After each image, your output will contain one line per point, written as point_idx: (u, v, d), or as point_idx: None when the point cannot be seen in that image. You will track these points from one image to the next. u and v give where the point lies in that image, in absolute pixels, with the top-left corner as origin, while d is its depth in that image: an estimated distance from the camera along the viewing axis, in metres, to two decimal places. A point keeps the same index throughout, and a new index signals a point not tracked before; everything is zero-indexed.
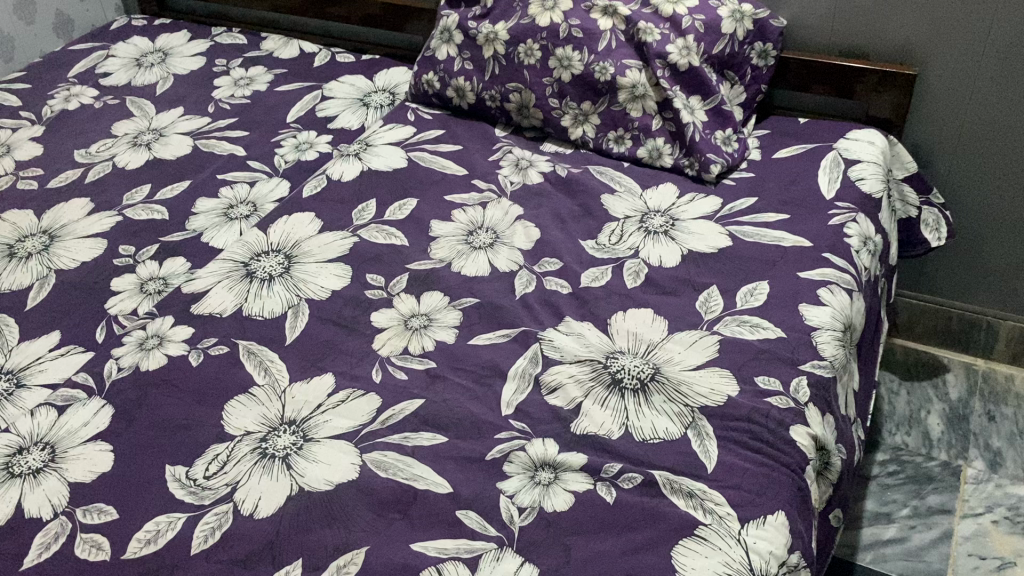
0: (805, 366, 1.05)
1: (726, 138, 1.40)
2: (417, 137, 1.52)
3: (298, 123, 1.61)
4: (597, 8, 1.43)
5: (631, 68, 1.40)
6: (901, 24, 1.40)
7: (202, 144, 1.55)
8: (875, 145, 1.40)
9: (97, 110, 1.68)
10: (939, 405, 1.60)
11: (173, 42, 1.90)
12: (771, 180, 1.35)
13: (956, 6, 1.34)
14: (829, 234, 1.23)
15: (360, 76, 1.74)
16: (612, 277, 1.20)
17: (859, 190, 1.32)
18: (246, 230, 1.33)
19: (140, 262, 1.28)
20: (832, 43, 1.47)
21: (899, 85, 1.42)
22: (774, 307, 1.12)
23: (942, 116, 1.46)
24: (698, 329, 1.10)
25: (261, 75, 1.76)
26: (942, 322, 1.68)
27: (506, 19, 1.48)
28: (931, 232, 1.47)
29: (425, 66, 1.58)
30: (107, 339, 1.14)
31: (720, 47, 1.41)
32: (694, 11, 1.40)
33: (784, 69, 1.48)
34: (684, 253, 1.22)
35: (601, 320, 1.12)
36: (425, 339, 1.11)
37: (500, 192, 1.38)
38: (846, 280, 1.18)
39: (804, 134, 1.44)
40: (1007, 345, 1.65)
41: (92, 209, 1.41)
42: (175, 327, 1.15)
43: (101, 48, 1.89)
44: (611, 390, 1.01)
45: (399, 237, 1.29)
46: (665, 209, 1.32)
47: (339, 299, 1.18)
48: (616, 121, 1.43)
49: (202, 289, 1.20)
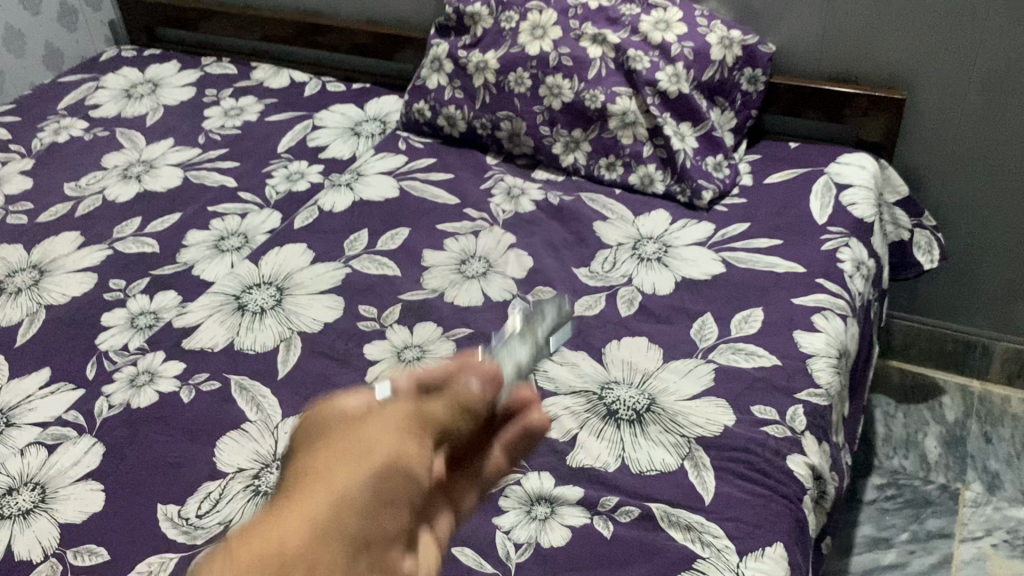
0: (801, 395, 1.04)
1: (717, 165, 1.40)
2: (409, 165, 1.52)
3: (289, 153, 1.60)
4: (586, 36, 1.43)
5: (620, 96, 1.40)
6: (890, 49, 1.41)
7: (193, 176, 1.55)
8: (867, 169, 1.40)
9: (87, 142, 1.67)
10: (935, 428, 1.60)
11: (163, 73, 1.90)
12: (764, 206, 1.35)
13: (944, 32, 1.35)
14: (822, 260, 1.23)
15: (351, 105, 1.74)
16: (605, 305, 1.19)
17: (851, 215, 1.31)
18: (237, 262, 1.32)
19: (131, 296, 1.27)
20: (821, 68, 1.48)
21: (888, 109, 1.42)
22: (769, 335, 1.11)
23: (932, 140, 1.47)
24: (693, 358, 1.09)
25: (252, 105, 1.76)
26: (937, 344, 1.68)
27: (496, 48, 1.49)
28: (924, 255, 1.47)
29: (416, 96, 1.59)
30: (97, 376, 1.13)
31: (710, 73, 1.41)
32: (683, 39, 1.41)
33: (773, 94, 1.49)
34: (677, 280, 1.22)
35: (595, 350, 1.12)
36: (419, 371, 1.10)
37: (493, 220, 1.38)
38: (840, 306, 1.17)
39: (795, 158, 1.45)
40: (1002, 366, 1.65)
41: (82, 242, 1.40)
42: (166, 362, 1.13)
43: (91, 80, 1.89)
44: (606, 421, 1.00)
45: (392, 268, 1.28)
46: (658, 235, 1.32)
47: (332, 332, 1.17)
48: (607, 148, 1.43)
49: (192, 323, 1.19)
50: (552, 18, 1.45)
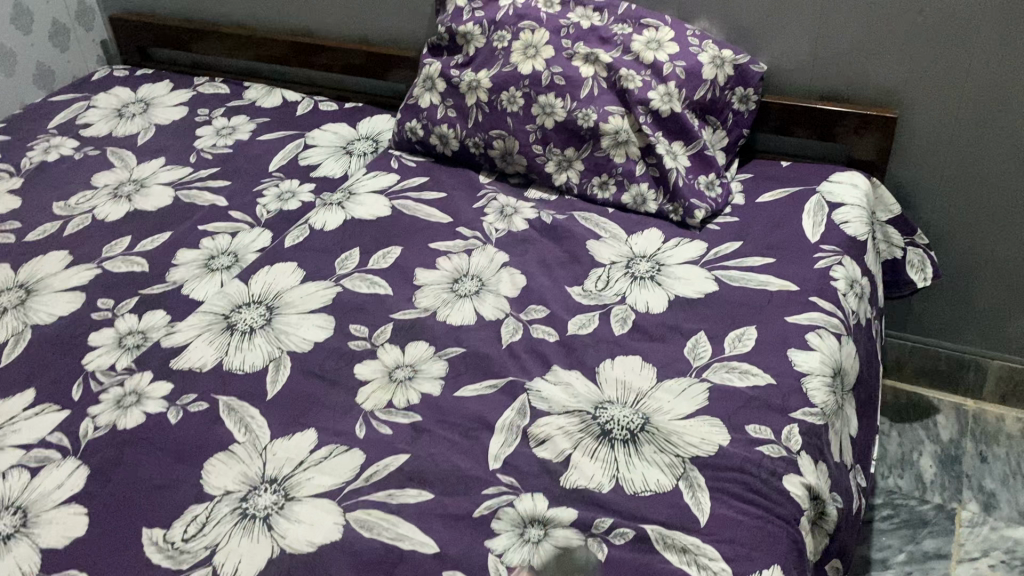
0: (796, 414, 1.03)
1: (709, 184, 1.40)
2: (401, 184, 1.52)
3: (281, 172, 1.60)
4: (579, 56, 1.44)
5: (613, 115, 1.40)
6: (883, 69, 1.41)
7: (184, 195, 1.54)
8: (859, 188, 1.40)
9: (77, 161, 1.66)
10: (930, 447, 1.59)
11: (154, 92, 1.90)
12: (757, 224, 1.35)
13: (937, 52, 1.36)
14: (815, 278, 1.23)
15: (343, 124, 1.74)
16: (599, 324, 1.18)
17: (844, 233, 1.31)
18: (227, 281, 1.31)
19: (120, 316, 1.26)
20: (813, 87, 1.48)
21: (880, 128, 1.43)
22: (763, 353, 1.11)
23: (924, 160, 1.47)
24: (687, 376, 1.08)
25: (244, 124, 1.76)
26: (932, 363, 1.68)
27: (489, 67, 1.49)
28: (917, 273, 1.47)
29: (409, 115, 1.59)
30: (83, 397, 1.12)
31: (702, 93, 1.42)
32: (675, 58, 1.41)
33: (766, 113, 1.49)
34: (671, 299, 1.21)
35: (589, 369, 1.11)
36: (410, 391, 1.09)
37: (485, 239, 1.37)
38: (834, 324, 1.17)
39: (787, 177, 1.44)
40: (996, 385, 1.65)
41: (71, 261, 1.39)
42: (153, 382, 1.12)
43: (82, 99, 1.89)
44: (600, 441, 0.99)
45: (383, 286, 1.28)
46: (651, 253, 1.32)
47: (323, 351, 1.16)
48: (599, 167, 1.43)
49: (180, 343, 1.18)
50: (545, 38, 1.45)
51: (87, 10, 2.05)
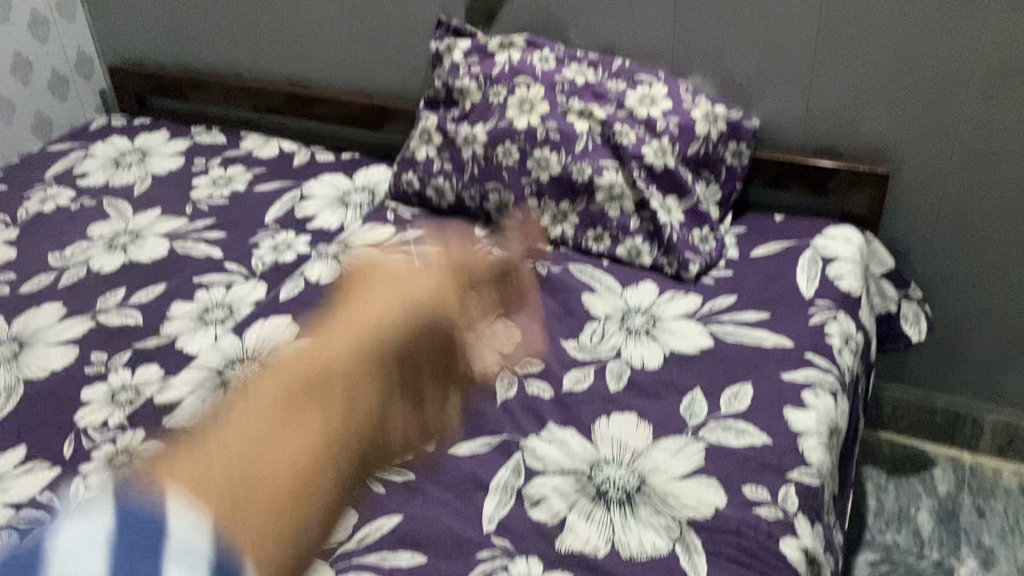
0: (793, 474, 1.02)
1: (703, 238, 1.41)
2: (397, 236, 1.52)
3: (277, 223, 1.60)
4: (573, 111, 1.46)
5: (607, 169, 1.41)
6: (873, 125, 1.43)
7: (180, 246, 1.54)
8: (852, 243, 1.41)
9: (73, 211, 1.67)
10: (927, 501, 1.58)
11: (152, 141, 1.91)
12: (751, 278, 1.36)
13: (927, 109, 1.38)
14: (810, 334, 1.23)
15: (340, 175, 1.75)
16: (594, 379, 1.18)
17: (838, 288, 1.32)
18: (221, 334, 1.30)
19: (113, 370, 1.25)
20: (804, 143, 1.50)
21: (871, 184, 1.44)
22: (759, 412, 1.10)
23: (916, 214, 1.48)
24: (683, 435, 1.08)
25: (241, 175, 1.77)
26: (928, 417, 1.67)
27: (485, 121, 1.51)
28: (912, 326, 1.47)
29: (406, 167, 1.60)
30: (75, 454, 1.11)
31: (695, 147, 1.43)
32: (669, 113, 1.43)
33: (758, 168, 1.51)
34: (666, 354, 1.21)
35: (584, 427, 1.10)
36: (403, 450, 1.08)
37: None
38: (830, 381, 1.16)
39: (781, 231, 1.45)
40: (993, 439, 1.64)
41: (65, 313, 1.38)
42: (146, 440, 1.11)
43: (80, 148, 1.90)
44: (595, 502, 0.98)
45: None
46: (646, 307, 1.32)
47: None
48: (594, 220, 1.44)
49: (174, 399, 1.17)
50: (540, 93, 1.47)
51: (86, 59, 2.07)
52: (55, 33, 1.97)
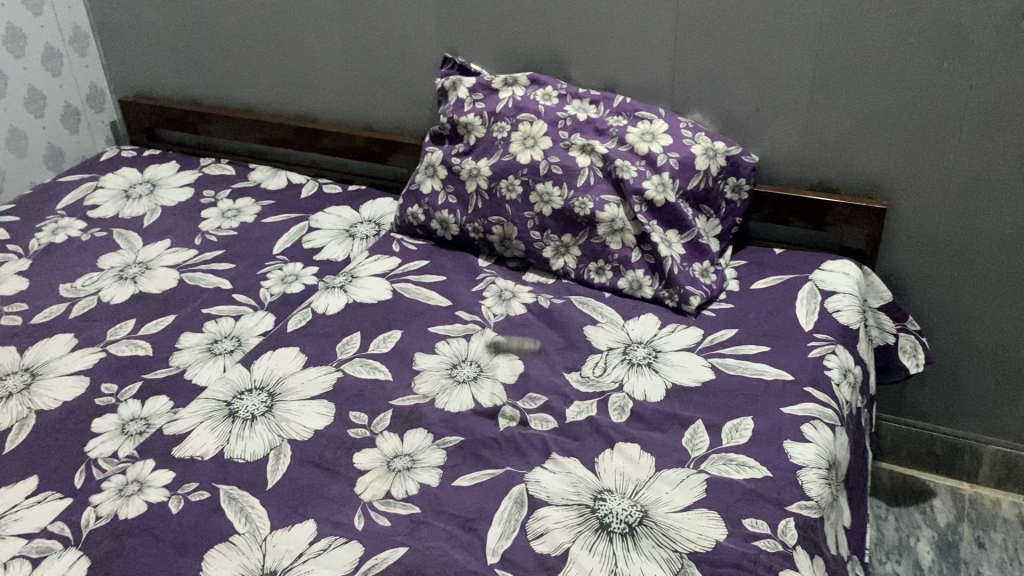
0: (792, 507, 1.04)
1: (703, 271, 1.43)
2: (402, 268, 1.55)
3: (285, 255, 1.63)
4: (575, 146, 1.49)
5: (608, 204, 1.44)
6: (869, 160, 1.46)
7: (189, 277, 1.57)
8: (851, 276, 1.43)
9: (84, 242, 1.70)
10: (927, 531, 1.59)
11: (162, 173, 1.94)
12: (751, 312, 1.38)
13: (922, 145, 1.41)
14: (809, 368, 1.25)
15: (346, 207, 1.78)
16: (597, 412, 1.20)
17: (837, 322, 1.34)
18: (230, 366, 1.33)
19: (123, 401, 1.27)
20: (802, 178, 1.53)
21: (868, 218, 1.47)
22: (759, 445, 1.12)
23: (913, 248, 1.51)
24: (685, 467, 1.09)
25: (249, 207, 1.80)
26: (926, 448, 1.70)
27: (489, 156, 1.54)
28: (909, 358, 1.49)
29: (411, 200, 1.63)
30: (85, 484, 1.12)
31: (695, 182, 1.46)
32: (669, 149, 1.46)
33: (758, 202, 1.54)
34: (668, 387, 1.23)
35: (587, 458, 1.12)
36: (408, 481, 1.10)
37: (484, 323, 1.39)
38: (828, 414, 1.18)
39: (780, 265, 1.48)
40: (991, 470, 1.66)
41: (75, 344, 1.41)
42: (155, 471, 1.13)
43: (90, 179, 1.93)
44: (598, 535, 1.00)
45: (383, 372, 1.29)
46: (648, 340, 1.34)
47: (324, 439, 1.17)
48: (596, 253, 1.46)
49: (182, 431, 1.19)
50: (542, 129, 1.51)
51: (98, 93, 2.12)
52: (68, 67, 2.02)
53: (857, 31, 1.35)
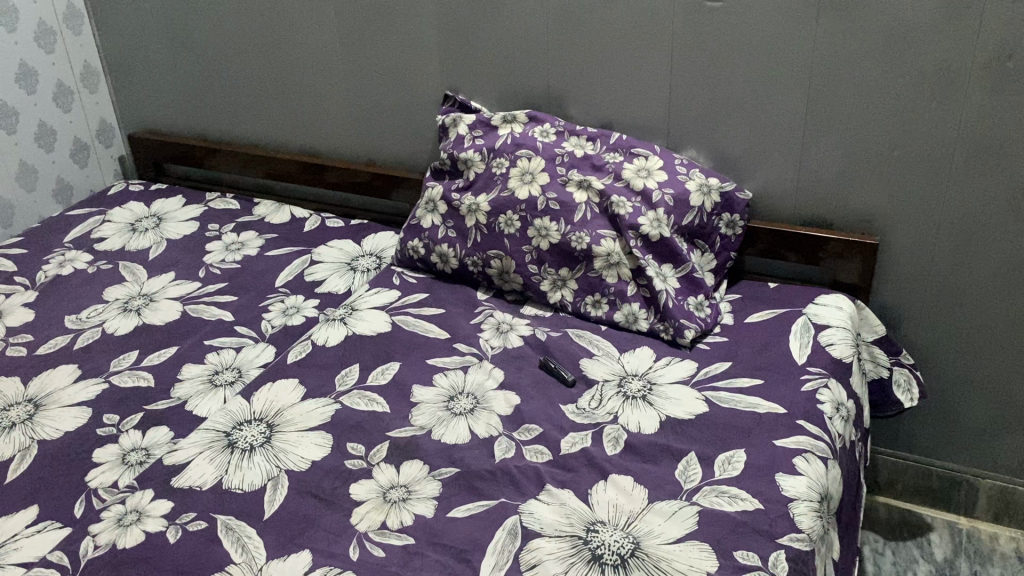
0: (783, 540, 1.05)
1: (698, 304, 1.45)
2: (402, 300, 1.57)
3: (286, 287, 1.66)
4: (572, 181, 1.51)
5: (605, 238, 1.46)
6: (862, 197, 1.48)
7: (192, 309, 1.59)
8: (844, 310, 1.45)
9: (90, 274, 1.73)
10: (925, 566, 1.60)
11: (168, 207, 1.98)
12: (745, 345, 1.39)
13: (913, 182, 1.43)
14: (801, 401, 1.26)
15: (348, 240, 1.81)
16: (591, 443, 1.21)
17: (829, 355, 1.35)
18: (230, 397, 1.34)
19: (124, 432, 1.29)
20: (796, 213, 1.55)
21: (861, 253, 1.49)
22: (751, 477, 1.13)
23: (907, 283, 1.52)
24: (678, 499, 1.10)
25: (252, 240, 1.83)
26: (923, 481, 1.70)
27: (488, 191, 1.57)
28: (903, 392, 1.51)
29: (411, 234, 1.65)
30: (85, 514, 1.14)
31: (690, 218, 1.49)
32: (664, 185, 1.49)
33: (752, 237, 1.56)
34: (662, 419, 1.24)
35: (581, 490, 1.13)
36: (403, 512, 1.11)
37: (482, 355, 1.41)
38: (821, 448, 1.19)
39: (774, 299, 1.50)
40: (989, 504, 1.66)
41: (79, 375, 1.43)
42: (154, 501, 1.14)
43: (98, 213, 1.97)
44: (591, 565, 1.00)
45: (381, 404, 1.31)
46: (643, 372, 1.35)
47: (321, 470, 1.19)
48: (592, 287, 1.48)
49: (182, 461, 1.20)
50: (540, 165, 1.54)
51: (107, 128, 2.16)
52: (78, 102, 2.06)
53: (849, 71, 1.39)
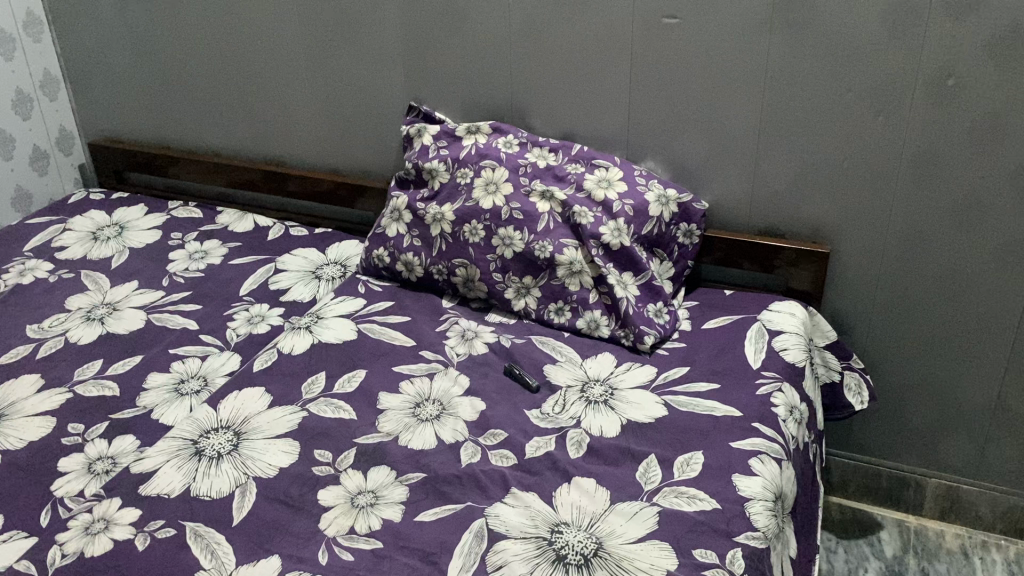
0: (740, 538, 1.09)
1: (657, 311, 1.49)
2: (367, 308, 1.59)
3: (251, 296, 1.67)
4: (536, 192, 1.55)
5: (567, 247, 1.50)
6: (814, 208, 1.54)
7: (156, 318, 1.60)
8: (796, 316, 1.50)
9: (51, 284, 1.72)
10: (875, 563, 1.66)
11: (130, 216, 1.97)
12: (703, 351, 1.44)
13: (862, 194, 1.49)
14: (756, 404, 1.31)
15: (313, 249, 1.82)
16: (555, 446, 1.24)
17: (783, 360, 1.41)
18: (197, 405, 1.35)
19: (90, 441, 1.29)
20: (750, 223, 1.60)
21: (813, 262, 1.55)
22: (709, 479, 1.17)
23: (858, 290, 1.59)
24: (638, 500, 1.14)
25: (216, 249, 1.84)
26: (874, 481, 1.77)
27: (452, 201, 1.60)
28: (854, 395, 1.57)
29: (376, 243, 1.67)
30: (51, 523, 1.14)
31: (649, 227, 1.53)
32: (624, 196, 1.53)
33: (709, 246, 1.61)
34: (623, 423, 1.28)
35: (546, 492, 1.16)
36: (371, 517, 1.13)
37: (447, 362, 1.44)
38: (775, 449, 1.24)
39: (731, 306, 1.55)
40: (935, 503, 1.73)
41: (42, 385, 1.42)
42: (122, 509, 1.15)
43: (58, 221, 1.95)
44: (555, 566, 1.03)
45: (347, 411, 1.33)
46: (604, 378, 1.39)
47: (288, 476, 1.20)
48: (555, 294, 1.52)
49: (149, 469, 1.21)
50: (504, 175, 1.57)
51: (67, 136, 2.15)
52: (38, 110, 2.05)
53: (801, 88, 1.44)
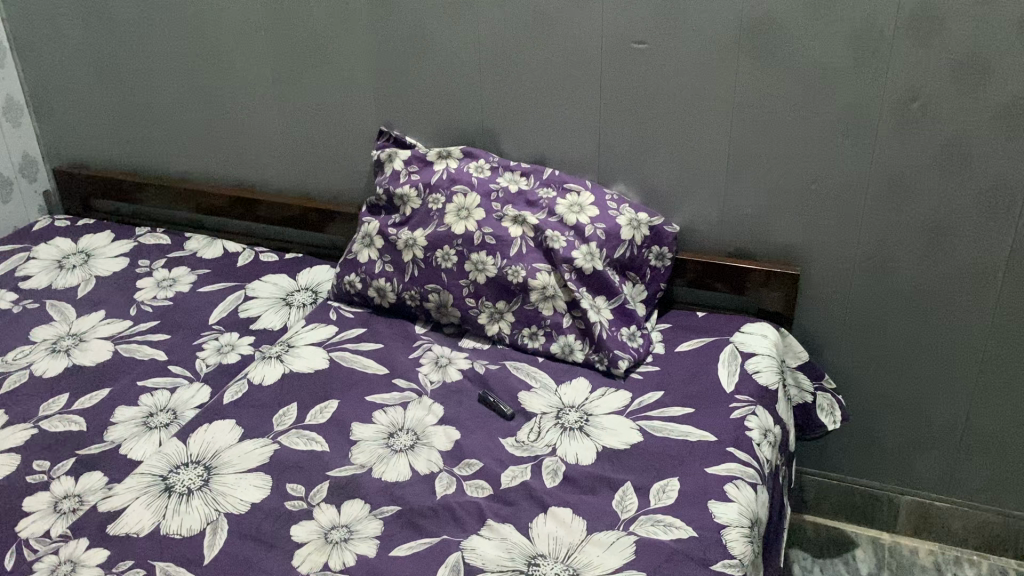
0: (717, 566, 1.09)
1: (631, 335, 1.49)
2: (340, 335, 1.57)
3: (220, 324, 1.65)
4: (508, 217, 1.54)
5: (540, 271, 1.50)
6: (785, 230, 1.55)
7: (125, 349, 1.57)
8: (768, 338, 1.51)
9: (15, 314, 1.68)
10: None
11: (96, 243, 1.94)
12: (676, 374, 1.44)
13: (832, 216, 1.51)
14: (731, 429, 1.31)
15: (283, 275, 1.81)
16: (531, 475, 1.24)
17: (755, 382, 1.41)
18: (166, 439, 1.33)
19: (56, 479, 1.26)
20: (721, 245, 1.61)
21: (784, 283, 1.56)
22: (684, 506, 1.17)
23: (829, 310, 1.60)
24: (615, 530, 1.13)
25: (185, 276, 1.81)
26: (848, 499, 1.78)
27: (424, 226, 1.59)
28: (827, 416, 1.58)
29: (348, 268, 1.66)
30: (16, 566, 1.11)
31: (621, 251, 1.53)
32: (596, 220, 1.53)
33: (680, 269, 1.62)
34: (598, 450, 1.28)
35: (522, 524, 1.15)
36: (346, 553, 1.11)
37: (420, 391, 1.43)
38: (750, 474, 1.24)
39: (703, 328, 1.55)
40: (909, 520, 1.74)
41: (6, 421, 1.39)
42: (89, 550, 1.12)
43: (22, 250, 1.92)
44: None
45: (320, 442, 1.31)
46: (579, 404, 1.38)
47: (261, 512, 1.18)
48: (529, 318, 1.51)
49: (118, 507, 1.18)
50: (476, 201, 1.57)
51: (31, 162, 2.11)
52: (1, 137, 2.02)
53: (768, 113, 1.46)
